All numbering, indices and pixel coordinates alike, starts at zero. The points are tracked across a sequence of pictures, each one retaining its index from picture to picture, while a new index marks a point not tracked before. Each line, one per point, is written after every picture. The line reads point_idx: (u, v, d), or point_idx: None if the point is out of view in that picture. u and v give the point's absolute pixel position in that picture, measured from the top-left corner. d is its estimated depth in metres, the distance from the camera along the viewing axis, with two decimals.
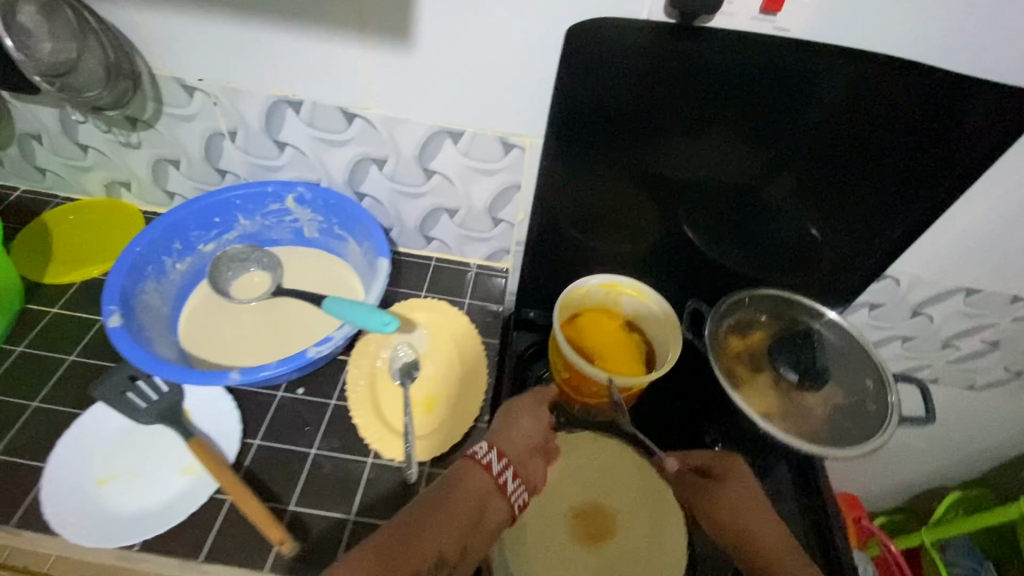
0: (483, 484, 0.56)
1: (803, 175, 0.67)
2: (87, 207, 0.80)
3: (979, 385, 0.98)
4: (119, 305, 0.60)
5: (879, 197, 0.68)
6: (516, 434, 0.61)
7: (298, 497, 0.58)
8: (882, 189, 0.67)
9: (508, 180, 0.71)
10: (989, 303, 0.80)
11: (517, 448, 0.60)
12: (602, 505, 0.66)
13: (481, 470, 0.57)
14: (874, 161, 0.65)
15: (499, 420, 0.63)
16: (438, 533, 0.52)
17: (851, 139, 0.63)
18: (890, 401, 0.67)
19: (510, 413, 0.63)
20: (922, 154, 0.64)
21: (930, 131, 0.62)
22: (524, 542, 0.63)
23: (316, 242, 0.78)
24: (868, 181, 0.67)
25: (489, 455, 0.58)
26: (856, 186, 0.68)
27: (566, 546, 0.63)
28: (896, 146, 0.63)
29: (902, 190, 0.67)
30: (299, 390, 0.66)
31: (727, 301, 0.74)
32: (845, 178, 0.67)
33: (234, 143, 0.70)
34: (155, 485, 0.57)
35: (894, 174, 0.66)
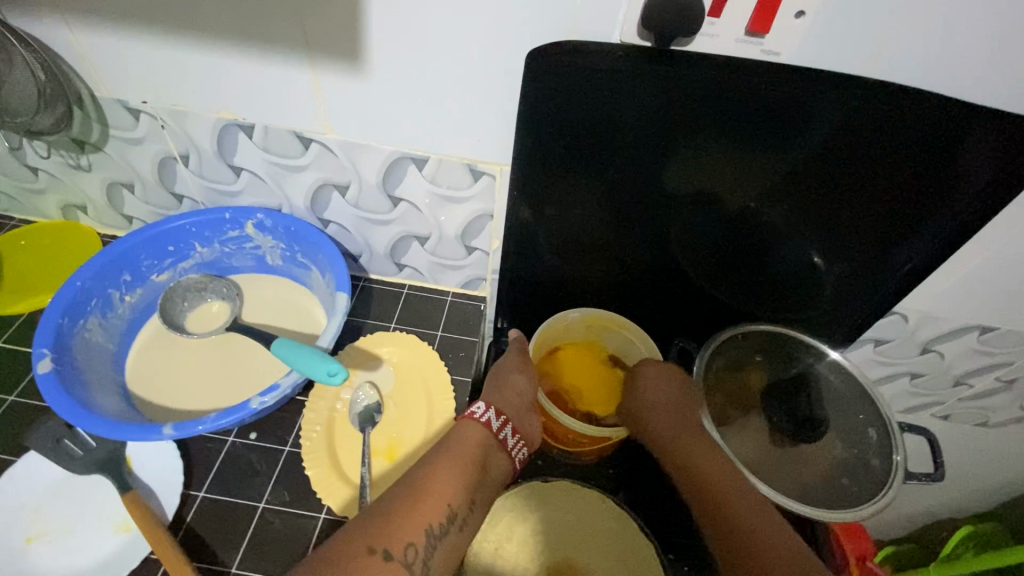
0: (484, 440, 0.55)
1: (800, 204, 0.62)
2: (40, 231, 0.75)
3: (993, 422, 0.91)
4: (52, 347, 0.55)
5: (885, 231, 0.63)
6: (511, 393, 0.60)
7: (242, 557, 0.53)
8: (889, 220, 0.62)
9: (479, 208, 0.66)
10: (1005, 342, 0.74)
11: (513, 405, 0.59)
12: (575, 564, 0.61)
13: (480, 426, 0.55)
14: (876, 191, 0.59)
15: (492, 384, 0.61)
16: (447, 483, 0.49)
17: (852, 167, 0.58)
18: (895, 459, 0.60)
19: (501, 372, 0.62)
20: (931, 186, 0.58)
21: (940, 162, 0.56)
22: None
23: (280, 270, 0.73)
24: (872, 211, 0.61)
25: (487, 412, 0.56)
26: (859, 218, 0.62)
27: None
28: (899, 175, 0.58)
29: (909, 222, 0.61)
30: (252, 435, 0.61)
31: (717, 339, 0.69)
32: (847, 208, 0.61)
33: (188, 167, 0.65)
34: (87, 543, 0.53)
35: (901, 206, 0.60)
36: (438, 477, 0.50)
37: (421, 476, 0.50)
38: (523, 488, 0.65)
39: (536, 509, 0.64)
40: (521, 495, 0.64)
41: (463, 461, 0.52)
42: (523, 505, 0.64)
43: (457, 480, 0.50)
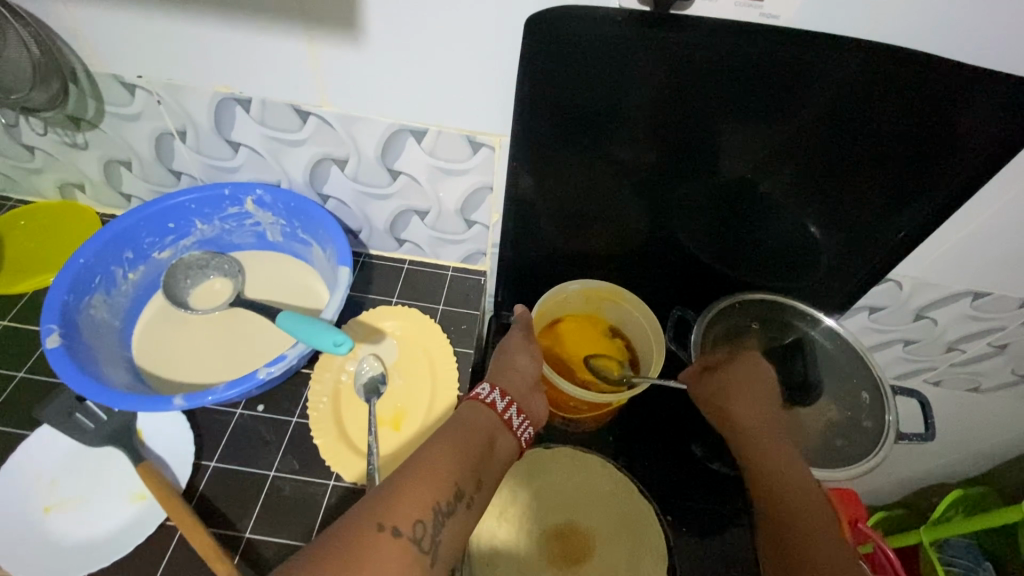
0: (489, 420, 0.55)
1: (799, 173, 0.62)
2: (38, 211, 0.75)
3: (985, 387, 0.93)
4: (60, 322, 0.56)
5: (882, 198, 0.63)
6: (514, 375, 0.61)
7: (254, 523, 0.55)
8: (882, 188, 0.62)
9: (479, 181, 0.66)
10: (997, 307, 0.75)
11: (516, 387, 0.60)
12: (578, 525, 0.63)
13: (485, 408, 0.56)
14: (874, 159, 0.60)
15: (496, 366, 0.62)
16: (452, 463, 0.49)
17: (851, 135, 0.58)
18: (887, 419, 0.62)
19: (505, 354, 0.63)
20: (927, 153, 0.58)
21: (938, 128, 0.56)
22: (495, 567, 0.60)
23: (280, 247, 0.73)
24: (869, 180, 0.62)
25: (492, 394, 0.57)
26: (856, 186, 0.63)
27: (540, 567, 0.60)
28: (897, 142, 0.58)
29: (906, 189, 0.62)
30: (259, 407, 0.62)
31: (717, 307, 0.69)
32: (844, 177, 0.62)
33: (185, 143, 0.65)
34: (103, 512, 0.54)
35: (898, 174, 0.61)
36: (443, 456, 0.50)
37: (426, 454, 0.49)
38: (526, 456, 0.67)
39: (540, 475, 0.66)
40: (524, 462, 0.66)
41: (468, 441, 0.52)
42: (526, 472, 0.66)
43: (461, 459, 0.50)
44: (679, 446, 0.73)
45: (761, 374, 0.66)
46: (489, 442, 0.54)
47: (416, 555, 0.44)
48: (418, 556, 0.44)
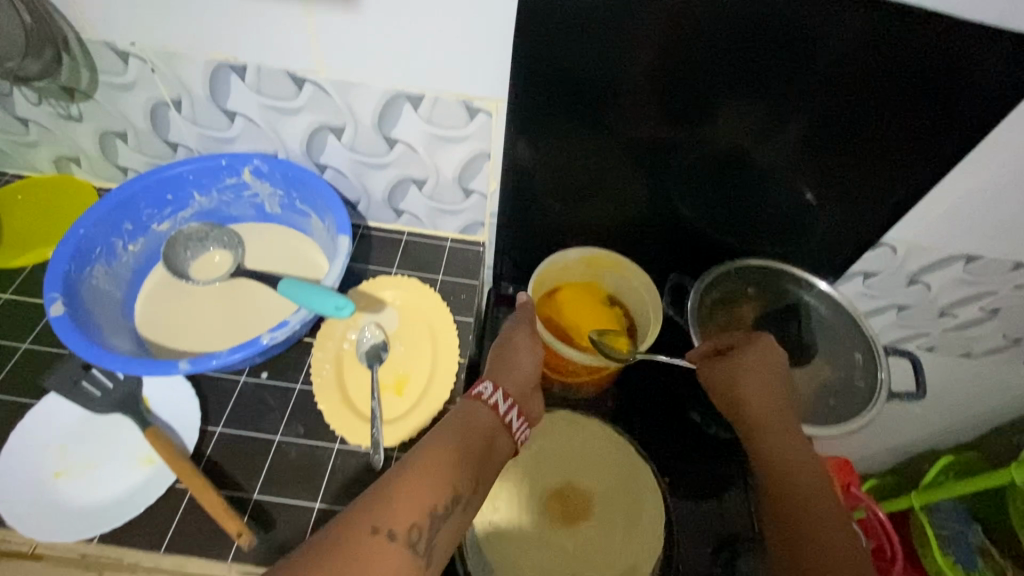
0: (489, 423, 0.53)
1: (796, 138, 0.62)
2: (35, 185, 0.75)
3: (976, 352, 0.95)
4: (62, 292, 0.57)
5: (877, 162, 0.63)
6: (516, 375, 0.59)
7: (261, 485, 0.56)
8: (878, 153, 0.62)
9: (476, 148, 0.66)
10: (990, 271, 0.76)
11: (518, 386, 0.58)
12: (578, 485, 0.65)
13: (487, 410, 0.53)
14: (874, 122, 0.59)
15: (500, 363, 0.60)
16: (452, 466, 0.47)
17: (851, 98, 0.58)
18: (879, 376, 0.64)
19: (508, 353, 0.61)
20: (926, 115, 0.58)
21: (938, 91, 0.56)
22: (498, 525, 0.61)
23: (279, 218, 0.73)
24: (865, 145, 0.62)
25: (496, 396, 0.55)
26: (853, 151, 0.63)
27: (542, 525, 0.62)
28: (897, 106, 0.58)
29: (902, 151, 0.62)
30: (263, 374, 0.63)
31: (713, 274, 0.70)
32: (844, 141, 0.62)
33: (181, 113, 0.65)
34: (112, 476, 0.55)
35: (894, 137, 0.61)
36: (444, 458, 0.48)
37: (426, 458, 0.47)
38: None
39: (540, 439, 0.67)
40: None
41: (468, 446, 0.50)
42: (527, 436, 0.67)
43: (461, 464, 0.48)
44: (676, 410, 0.74)
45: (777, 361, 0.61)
46: (489, 449, 0.51)
47: (408, 560, 0.42)
48: (410, 561, 0.43)
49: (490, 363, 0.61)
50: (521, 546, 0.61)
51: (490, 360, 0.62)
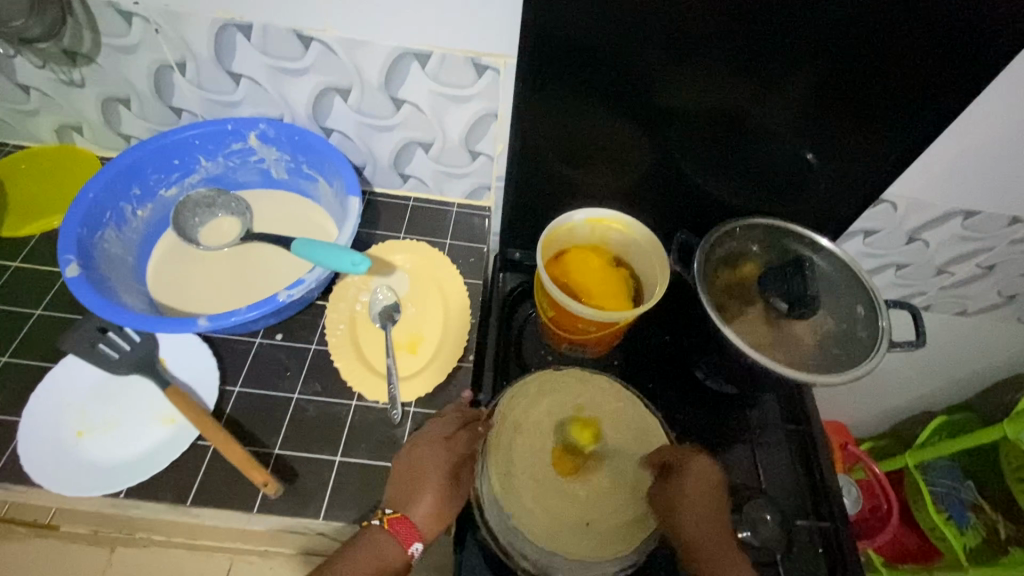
0: (398, 559, 0.53)
1: (803, 99, 0.62)
2: (39, 155, 0.75)
3: (971, 311, 0.97)
4: (77, 254, 0.57)
5: (883, 123, 0.63)
6: (433, 505, 0.55)
7: (282, 441, 0.58)
8: (885, 112, 0.63)
9: (483, 108, 0.66)
10: (988, 226, 0.78)
11: (439, 521, 0.55)
12: (592, 440, 0.64)
13: (397, 552, 0.53)
14: (882, 78, 0.59)
15: (430, 490, 0.55)
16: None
17: (861, 52, 0.57)
18: (880, 325, 0.65)
19: (425, 478, 0.55)
20: (936, 70, 0.58)
21: (949, 44, 0.56)
22: (511, 476, 0.60)
23: (286, 184, 0.74)
24: (873, 104, 0.62)
25: (417, 543, 0.54)
26: (859, 111, 0.63)
27: (557, 477, 0.61)
28: (907, 61, 0.57)
29: (911, 108, 0.62)
30: (278, 336, 0.64)
31: (717, 233, 0.72)
32: (851, 100, 0.62)
33: (185, 76, 0.65)
34: (134, 435, 0.56)
35: (902, 94, 0.60)
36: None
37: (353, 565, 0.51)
38: (538, 376, 0.67)
39: (552, 392, 0.66)
40: (536, 381, 0.66)
41: (390, 568, 0.52)
42: (538, 390, 0.66)
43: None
44: (681, 369, 0.76)
45: (715, 481, 0.60)
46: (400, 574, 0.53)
47: None
48: None
49: (410, 467, 0.56)
50: (535, 495, 0.59)
51: (413, 462, 0.56)
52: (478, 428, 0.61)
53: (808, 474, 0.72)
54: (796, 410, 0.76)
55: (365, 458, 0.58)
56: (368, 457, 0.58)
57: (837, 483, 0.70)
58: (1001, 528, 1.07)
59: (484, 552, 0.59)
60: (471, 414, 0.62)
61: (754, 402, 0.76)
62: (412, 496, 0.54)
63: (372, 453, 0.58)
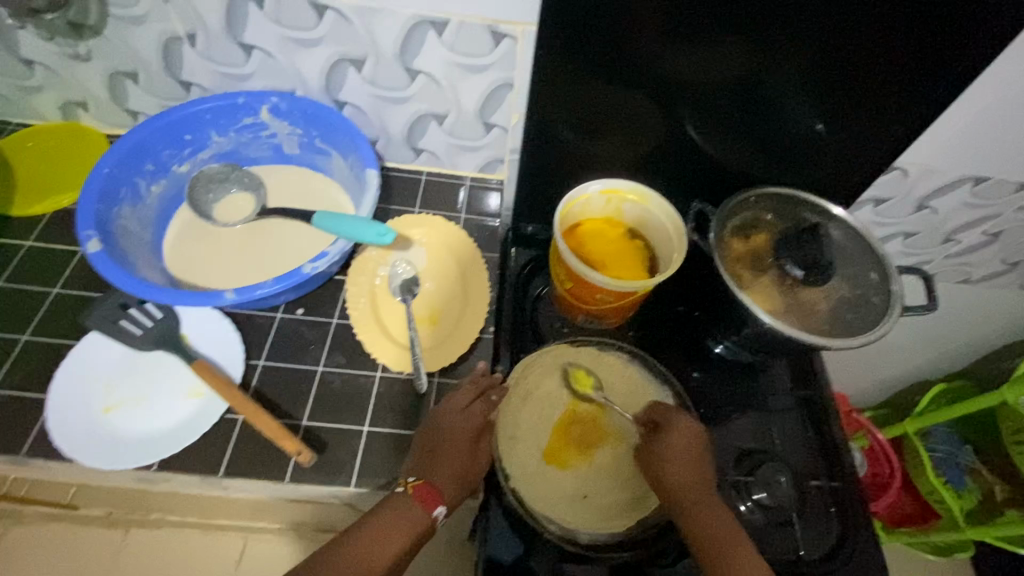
0: (421, 524, 0.53)
1: (824, 68, 0.62)
2: (45, 132, 0.74)
3: (975, 278, 0.99)
4: (96, 230, 0.56)
5: (905, 92, 0.63)
6: (454, 470, 0.55)
7: (310, 412, 0.59)
8: (906, 80, 0.62)
9: (499, 78, 0.65)
10: (996, 193, 0.79)
11: (459, 486, 0.55)
12: (598, 417, 0.65)
13: (419, 515, 0.53)
14: (904, 44, 0.59)
15: (450, 454, 0.56)
16: (400, 543, 0.51)
17: (883, 16, 0.56)
18: (893, 290, 0.67)
19: (444, 442, 0.56)
20: (958, 35, 0.57)
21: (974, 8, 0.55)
22: (520, 448, 0.62)
23: (298, 159, 0.73)
24: (897, 72, 0.61)
25: (440, 507, 0.54)
26: (880, 80, 0.62)
27: (558, 446, 0.63)
28: (929, 26, 0.57)
29: (933, 75, 0.61)
30: (299, 310, 0.65)
31: (733, 201, 0.72)
32: (874, 69, 0.61)
33: (195, 48, 0.63)
34: (161, 410, 0.57)
35: (924, 60, 0.60)
36: (395, 542, 0.51)
37: (380, 529, 0.52)
38: (552, 350, 0.68)
39: (563, 368, 0.67)
40: (549, 355, 0.68)
41: (415, 531, 0.52)
42: (550, 364, 0.67)
43: (401, 547, 0.51)
44: (694, 339, 0.77)
45: (700, 438, 0.60)
46: (426, 538, 0.54)
47: None
48: None
49: (429, 435, 0.57)
50: (541, 467, 0.61)
51: (431, 430, 0.57)
52: (492, 396, 0.60)
53: (818, 437, 0.73)
54: (806, 377, 0.77)
55: (392, 426, 0.60)
56: (395, 425, 0.60)
57: (848, 446, 0.72)
58: (998, 491, 1.11)
59: (509, 518, 0.59)
60: (487, 381, 0.61)
61: (764, 370, 0.77)
62: (433, 458, 0.55)
63: (397, 423, 0.60)
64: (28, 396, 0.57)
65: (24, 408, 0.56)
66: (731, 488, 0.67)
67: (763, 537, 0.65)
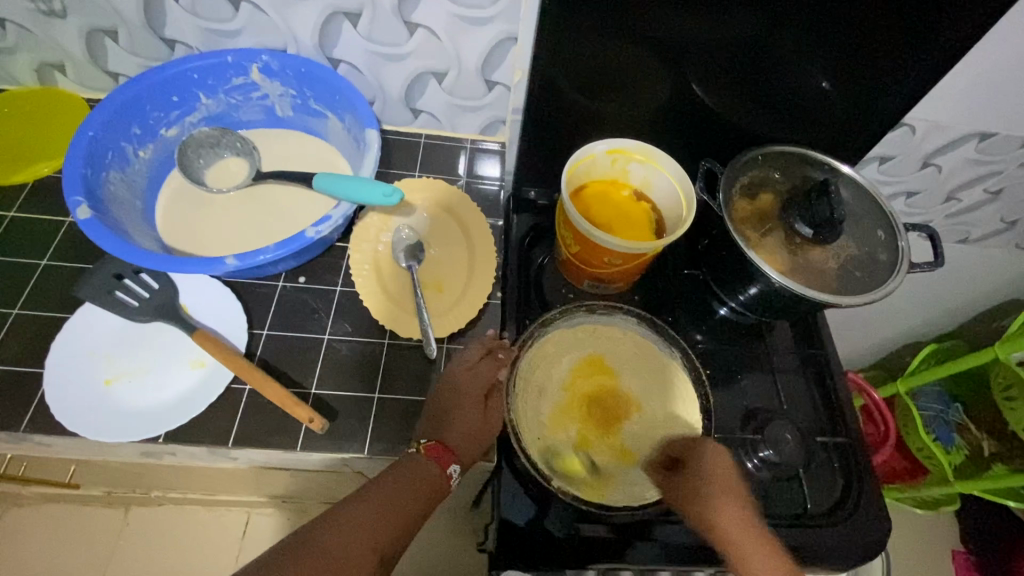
0: (435, 481, 0.53)
1: (843, 19, 0.60)
2: (20, 97, 0.70)
3: (974, 238, 1.00)
4: (85, 195, 0.54)
5: (921, 46, 0.61)
6: (468, 430, 0.56)
7: (318, 381, 0.58)
8: (924, 33, 0.60)
9: (502, 31, 0.62)
10: (1000, 150, 0.79)
11: (472, 443, 0.56)
12: (616, 390, 0.65)
13: (435, 472, 0.53)
14: None
15: (462, 416, 0.56)
16: (414, 502, 0.51)
17: None
18: (900, 247, 0.67)
19: (454, 405, 0.56)
20: None
21: None
22: (542, 433, 0.61)
23: (293, 123, 0.70)
24: (915, 25, 0.59)
25: (455, 464, 0.55)
26: (898, 33, 0.60)
27: (586, 431, 0.62)
28: None
29: (952, 28, 0.59)
30: (301, 279, 0.64)
31: (742, 159, 0.71)
32: (897, 20, 0.59)
33: (178, 2, 0.59)
34: (164, 381, 0.55)
35: (944, 10, 0.57)
36: (408, 501, 0.51)
37: (392, 488, 0.51)
38: (552, 336, 0.67)
39: (570, 351, 0.66)
40: (550, 342, 0.66)
41: (430, 487, 0.53)
42: (554, 350, 0.66)
43: (415, 506, 0.51)
44: (700, 301, 0.77)
45: (730, 464, 0.58)
46: (439, 498, 0.54)
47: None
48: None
49: (438, 401, 0.57)
50: (569, 451, 0.61)
51: (440, 396, 0.57)
52: (499, 354, 0.61)
53: (821, 391, 0.74)
54: (810, 333, 0.78)
55: (402, 393, 0.59)
56: (406, 392, 0.59)
57: (850, 399, 0.73)
58: (985, 447, 1.13)
59: (521, 478, 0.60)
60: (493, 341, 0.62)
61: (769, 329, 0.77)
62: (445, 419, 0.56)
63: (409, 390, 0.59)
64: (22, 371, 0.55)
65: (20, 382, 0.55)
66: (737, 444, 0.69)
67: (769, 492, 0.67)
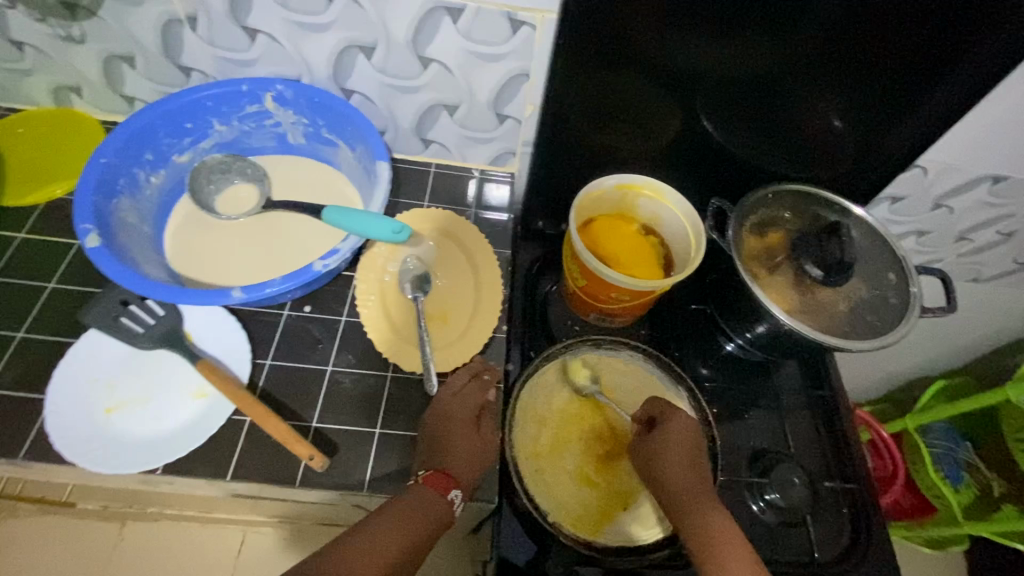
0: (438, 511, 0.51)
1: (853, 65, 0.60)
2: (37, 118, 0.71)
3: (984, 277, 1.00)
4: (95, 224, 0.54)
5: (932, 93, 0.61)
6: (467, 456, 0.55)
7: (319, 414, 0.58)
8: (935, 81, 0.60)
9: (513, 67, 0.63)
10: (1014, 193, 0.78)
11: (471, 469, 0.55)
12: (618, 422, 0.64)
13: (438, 501, 0.52)
14: (935, 41, 0.56)
15: (461, 451, 0.55)
16: (422, 529, 0.50)
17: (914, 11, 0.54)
18: (911, 292, 0.66)
19: (447, 435, 0.55)
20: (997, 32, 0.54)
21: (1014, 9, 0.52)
22: (540, 466, 0.60)
23: (304, 150, 0.71)
24: (926, 74, 0.59)
25: (456, 489, 0.53)
26: (908, 80, 0.60)
27: (584, 466, 0.62)
28: (964, 24, 0.54)
29: (963, 77, 0.58)
30: (306, 308, 0.64)
31: (752, 198, 0.71)
32: (909, 67, 0.59)
33: (196, 32, 0.60)
34: (165, 410, 0.55)
35: (953, 60, 0.57)
36: (416, 530, 0.50)
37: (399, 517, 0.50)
38: (552, 368, 0.66)
39: (571, 383, 0.66)
40: (550, 374, 0.66)
41: (435, 518, 0.51)
42: (554, 382, 0.65)
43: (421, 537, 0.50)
44: (706, 337, 0.76)
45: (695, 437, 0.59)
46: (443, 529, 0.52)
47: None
48: None
49: (429, 432, 0.56)
50: (568, 485, 0.60)
51: (431, 426, 0.56)
52: (486, 376, 0.60)
53: (831, 436, 0.73)
54: (818, 375, 0.77)
55: (402, 429, 0.58)
56: (406, 428, 0.58)
57: (859, 444, 0.72)
58: (995, 486, 1.10)
59: (522, 518, 0.58)
60: (480, 363, 0.61)
61: (776, 367, 0.76)
62: (438, 448, 0.54)
63: (409, 426, 0.59)
64: (23, 397, 0.55)
65: (20, 408, 0.54)
66: (744, 487, 0.67)
67: (775, 537, 0.65)
